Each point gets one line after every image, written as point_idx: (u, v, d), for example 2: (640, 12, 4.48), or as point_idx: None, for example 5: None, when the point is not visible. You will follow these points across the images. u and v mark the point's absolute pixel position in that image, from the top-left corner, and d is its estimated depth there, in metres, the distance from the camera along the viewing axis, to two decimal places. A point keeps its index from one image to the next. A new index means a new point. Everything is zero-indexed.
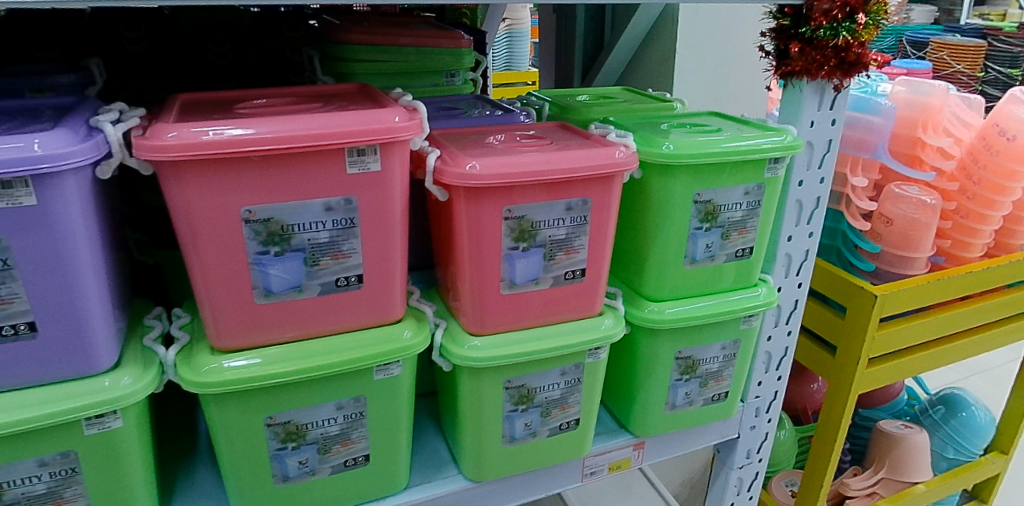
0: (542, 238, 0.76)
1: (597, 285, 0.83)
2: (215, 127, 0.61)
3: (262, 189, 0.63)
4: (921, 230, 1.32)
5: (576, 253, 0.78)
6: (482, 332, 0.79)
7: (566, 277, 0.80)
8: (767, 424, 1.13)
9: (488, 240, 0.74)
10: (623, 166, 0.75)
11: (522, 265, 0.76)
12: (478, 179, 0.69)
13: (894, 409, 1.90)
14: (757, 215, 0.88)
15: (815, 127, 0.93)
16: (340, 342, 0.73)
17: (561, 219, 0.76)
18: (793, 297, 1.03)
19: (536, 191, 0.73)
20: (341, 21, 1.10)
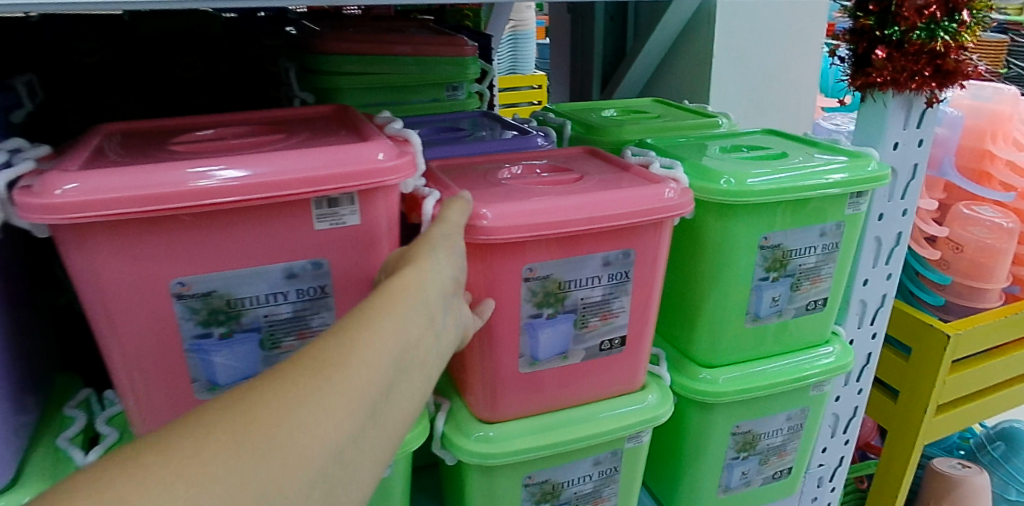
0: (572, 302, 0.59)
1: (639, 353, 0.66)
2: (133, 173, 0.45)
3: (200, 255, 0.47)
4: (995, 257, 1.14)
5: (614, 318, 0.62)
6: (498, 418, 0.63)
7: (601, 348, 0.63)
8: (831, 494, 0.95)
9: (503, 307, 0.57)
10: (676, 209, 0.59)
11: (546, 336, 0.60)
12: (491, 233, 0.53)
13: (946, 443, 1.71)
14: (834, 259, 0.71)
15: (900, 150, 0.75)
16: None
17: (597, 277, 0.59)
18: (866, 349, 0.86)
19: (566, 244, 0.57)
20: (323, 27, 0.94)
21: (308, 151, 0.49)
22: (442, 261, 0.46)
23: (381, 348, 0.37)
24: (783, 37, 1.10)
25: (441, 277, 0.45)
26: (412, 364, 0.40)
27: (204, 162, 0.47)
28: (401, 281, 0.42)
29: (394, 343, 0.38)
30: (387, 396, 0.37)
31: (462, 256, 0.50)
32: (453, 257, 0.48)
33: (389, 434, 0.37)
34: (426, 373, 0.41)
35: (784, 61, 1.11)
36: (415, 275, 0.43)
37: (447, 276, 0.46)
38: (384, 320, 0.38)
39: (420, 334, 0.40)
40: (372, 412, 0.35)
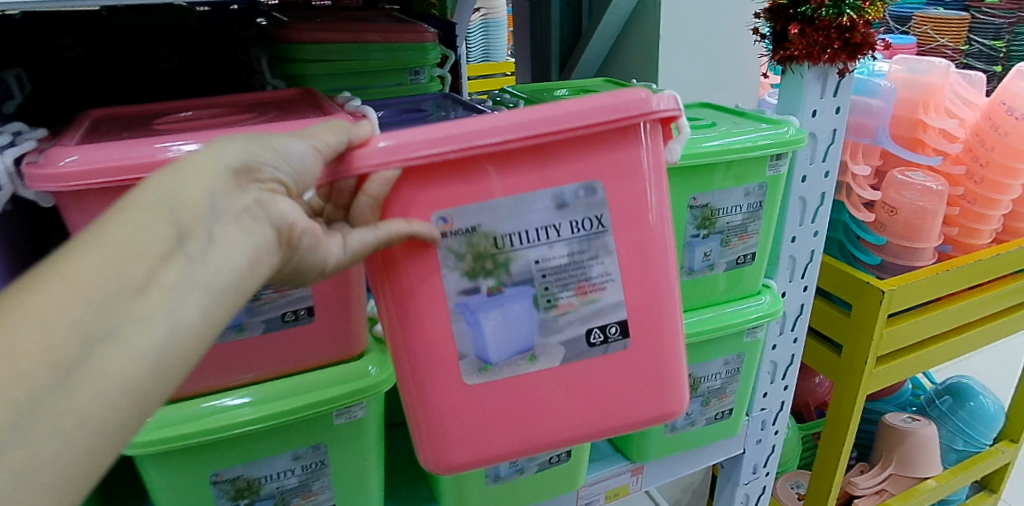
0: (520, 266, 0.53)
1: (641, 353, 0.59)
2: (122, 147, 0.52)
3: None
4: (926, 218, 1.23)
5: (599, 291, 0.56)
6: (457, 457, 0.58)
7: (586, 338, 0.57)
8: (774, 437, 1.05)
9: (429, 278, 0.52)
10: (640, 109, 0.52)
11: (493, 317, 0.54)
12: (366, 159, 0.48)
13: (899, 401, 1.79)
14: (759, 217, 0.80)
15: (818, 117, 0.83)
16: (297, 382, 0.64)
17: (548, 227, 0.53)
18: (798, 301, 0.95)
19: (492, 168, 0.51)
20: (291, 16, 1.00)
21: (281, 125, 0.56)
22: (219, 162, 0.41)
23: (78, 290, 0.34)
24: (725, 19, 1.18)
25: (212, 186, 0.40)
26: (143, 300, 0.36)
27: (185, 137, 0.54)
28: (136, 201, 0.38)
29: (102, 281, 0.35)
30: (96, 348, 0.34)
31: (276, 155, 0.43)
32: (256, 160, 0.42)
33: (98, 402, 0.34)
34: (186, 304, 0.37)
35: (727, 40, 1.19)
36: (162, 191, 0.38)
37: (228, 183, 0.41)
38: (91, 256, 0.35)
39: (156, 263, 0.36)
40: (73, 363, 0.33)
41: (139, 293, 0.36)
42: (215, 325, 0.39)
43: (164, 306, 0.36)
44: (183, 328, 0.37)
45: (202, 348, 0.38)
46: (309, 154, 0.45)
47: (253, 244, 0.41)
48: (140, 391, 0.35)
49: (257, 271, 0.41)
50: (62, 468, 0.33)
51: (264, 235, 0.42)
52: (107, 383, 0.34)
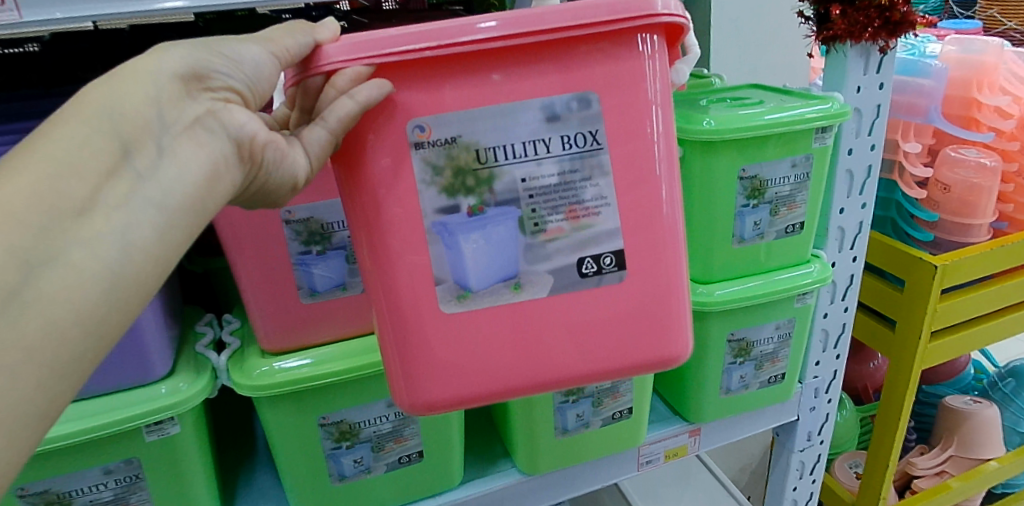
0: (506, 185, 0.54)
1: (634, 291, 0.58)
2: None
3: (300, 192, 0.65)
4: (980, 195, 1.23)
5: (592, 216, 0.56)
6: (432, 393, 0.58)
7: (580, 270, 0.57)
8: (828, 405, 1.09)
9: (404, 187, 0.53)
10: (641, 12, 0.52)
11: (473, 241, 0.55)
12: (332, 56, 0.50)
13: (960, 384, 1.72)
14: (807, 187, 0.85)
15: (862, 93, 0.88)
16: (365, 344, 0.73)
17: (538, 141, 0.54)
18: (849, 272, 0.99)
19: (471, 74, 0.52)
20: (369, 20, 1.10)
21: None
22: (162, 74, 0.44)
23: (24, 203, 0.38)
24: None
25: (157, 98, 0.43)
26: (94, 213, 0.40)
27: None
28: (74, 113, 0.41)
29: (52, 195, 0.39)
30: (44, 265, 0.38)
31: (221, 62, 0.47)
32: (201, 67, 0.46)
33: (63, 305, 0.39)
34: (138, 217, 0.42)
35: None
36: (103, 103, 0.42)
37: (174, 94, 0.44)
38: (34, 170, 0.39)
39: (100, 179, 0.40)
40: (31, 269, 0.37)
41: (87, 205, 0.40)
42: (170, 240, 0.43)
43: (111, 219, 0.41)
44: (134, 241, 0.42)
45: (156, 263, 0.43)
46: (262, 59, 0.49)
47: (205, 158, 0.45)
48: (107, 297, 0.41)
49: (213, 184, 0.46)
50: (53, 365, 0.39)
51: (213, 146, 0.46)
52: (65, 287, 0.39)
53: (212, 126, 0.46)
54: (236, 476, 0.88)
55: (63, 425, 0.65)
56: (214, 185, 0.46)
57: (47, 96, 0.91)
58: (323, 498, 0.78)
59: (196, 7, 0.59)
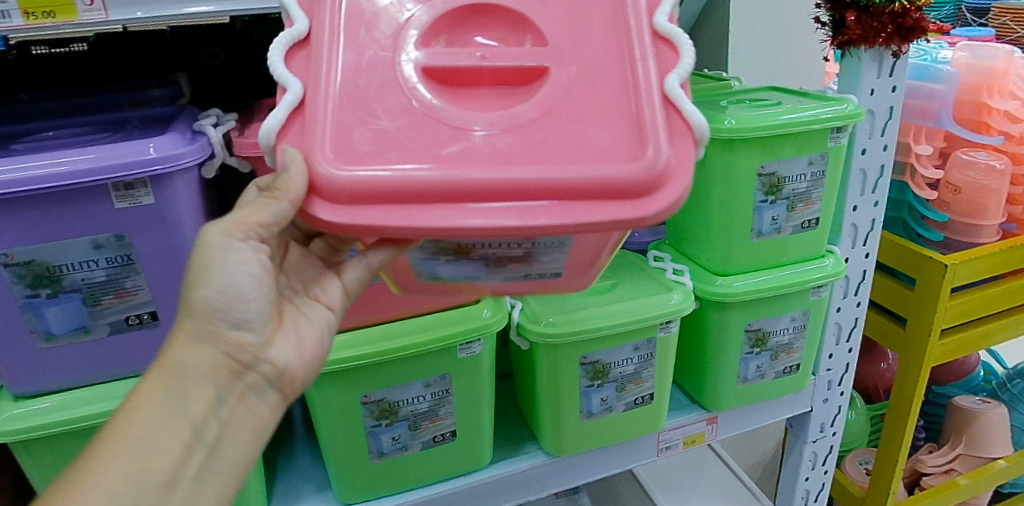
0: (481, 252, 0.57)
1: (575, 278, 0.63)
2: None
3: None
4: (989, 196, 1.26)
5: (544, 263, 0.59)
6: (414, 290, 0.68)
7: (524, 278, 0.60)
8: (840, 398, 1.12)
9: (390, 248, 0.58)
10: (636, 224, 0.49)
11: (446, 268, 0.60)
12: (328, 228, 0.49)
13: (969, 384, 1.73)
14: (823, 184, 0.89)
15: (876, 95, 0.92)
16: (395, 327, 0.78)
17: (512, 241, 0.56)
18: (861, 267, 1.03)
19: None
20: None
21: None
22: (208, 349, 0.55)
23: (127, 487, 0.47)
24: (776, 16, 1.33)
25: (208, 377, 0.54)
26: (183, 480, 0.50)
27: None
28: (148, 399, 0.51)
29: (148, 475, 0.48)
30: None
31: (243, 312, 0.57)
32: (235, 333, 0.56)
33: None
34: (208, 481, 0.52)
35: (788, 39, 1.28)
36: (165, 387, 0.52)
37: (218, 363, 0.55)
38: (128, 456, 0.48)
39: (182, 454, 0.50)
40: None
41: (170, 481, 0.49)
42: (226, 488, 0.54)
43: (191, 485, 0.50)
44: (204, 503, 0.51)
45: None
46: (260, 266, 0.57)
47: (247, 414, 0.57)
48: None
49: (256, 428, 0.58)
50: None
51: (251, 403, 0.57)
52: None
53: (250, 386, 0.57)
54: (276, 457, 0.93)
55: (108, 402, 0.67)
56: (252, 435, 0.57)
57: (101, 91, 0.96)
58: (364, 475, 0.82)
59: (226, 11, 0.64)
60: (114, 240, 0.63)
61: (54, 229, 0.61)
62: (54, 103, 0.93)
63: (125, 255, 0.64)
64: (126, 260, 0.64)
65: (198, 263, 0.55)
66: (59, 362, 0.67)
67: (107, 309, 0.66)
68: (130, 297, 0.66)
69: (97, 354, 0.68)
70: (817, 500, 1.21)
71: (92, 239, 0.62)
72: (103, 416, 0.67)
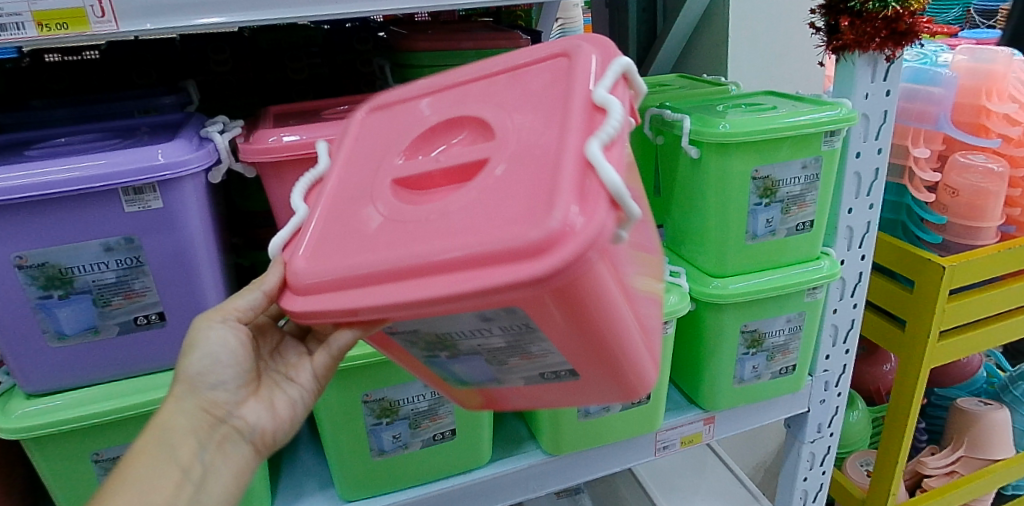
0: (470, 347, 0.51)
1: (609, 385, 0.56)
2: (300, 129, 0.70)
3: None
4: (988, 199, 1.26)
5: (541, 358, 0.51)
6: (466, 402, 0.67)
7: (543, 377, 0.55)
8: (838, 399, 1.13)
9: (394, 345, 0.56)
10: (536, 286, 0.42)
11: (459, 366, 0.56)
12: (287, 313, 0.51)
13: (972, 387, 1.72)
14: (817, 188, 0.91)
15: (870, 99, 0.93)
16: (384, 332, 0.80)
17: (482, 330, 0.48)
18: (857, 269, 1.04)
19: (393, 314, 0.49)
20: (407, 31, 1.18)
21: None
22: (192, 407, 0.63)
23: None
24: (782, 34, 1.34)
25: (190, 432, 0.61)
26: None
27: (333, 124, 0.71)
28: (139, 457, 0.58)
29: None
30: None
31: (221, 376, 0.65)
32: (214, 391, 0.64)
33: None
34: None
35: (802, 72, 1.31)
36: (159, 438, 0.60)
37: (201, 419, 0.63)
38: (131, 493, 0.56)
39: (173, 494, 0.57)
40: None
41: None
42: None
43: None
44: None
45: None
46: (236, 338, 0.66)
47: (228, 462, 0.63)
48: None
49: (241, 476, 0.65)
50: None
51: (231, 452, 0.64)
52: None
53: (230, 439, 0.64)
54: (279, 455, 0.96)
55: (121, 400, 0.70)
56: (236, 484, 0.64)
57: (114, 98, 0.99)
58: (366, 473, 0.84)
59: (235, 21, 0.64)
60: (124, 242, 0.65)
61: (66, 232, 0.63)
62: (68, 109, 0.96)
63: (134, 257, 0.66)
64: (134, 262, 0.66)
65: (190, 337, 0.65)
66: (71, 361, 0.69)
67: (116, 310, 0.68)
68: (139, 298, 0.68)
69: (107, 353, 0.70)
70: (815, 501, 1.22)
71: (102, 242, 0.64)
72: (114, 412, 0.69)
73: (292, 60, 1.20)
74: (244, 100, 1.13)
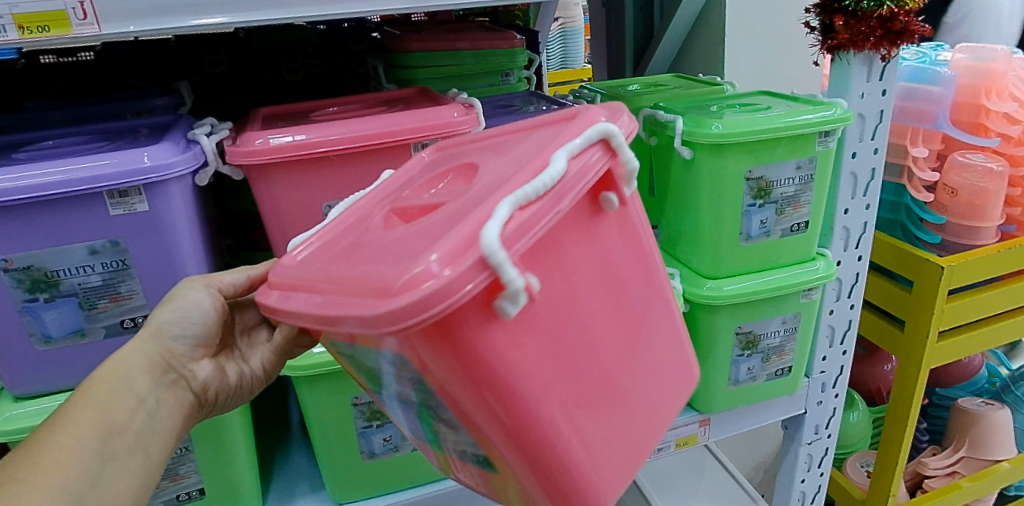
0: (398, 394, 0.50)
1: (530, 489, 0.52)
2: (288, 132, 0.69)
3: (328, 184, 0.72)
4: (988, 198, 1.25)
5: (450, 427, 0.50)
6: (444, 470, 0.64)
7: (467, 456, 0.53)
8: (835, 400, 1.13)
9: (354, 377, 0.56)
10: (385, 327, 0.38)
11: (404, 416, 0.55)
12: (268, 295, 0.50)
13: (974, 387, 1.71)
14: (812, 188, 0.90)
15: (866, 99, 0.92)
16: None
17: (394, 378, 0.47)
18: (854, 270, 1.03)
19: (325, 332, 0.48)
20: (401, 30, 1.18)
21: (374, 119, 0.72)
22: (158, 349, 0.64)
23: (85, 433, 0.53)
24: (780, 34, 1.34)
25: (149, 369, 0.62)
26: (129, 432, 0.56)
27: (320, 126, 0.71)
28: (97, 383, 0.58)
29: (101, 424, 0.55)
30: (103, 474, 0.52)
31: (191, 329, 0.66)
32: (180, 340, 0.66)
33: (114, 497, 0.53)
34: (150, 447, 0.58)
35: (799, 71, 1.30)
36: (116, 369, 0.60)
37: (157, 363, 0.63)
38: (84, 413, 0.55)
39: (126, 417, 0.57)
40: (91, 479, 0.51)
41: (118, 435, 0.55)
42: (158, 465, 0.59)
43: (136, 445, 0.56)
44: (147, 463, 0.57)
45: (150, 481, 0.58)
46: (213, 303, 0.67)
47: (178, 407, 0.64)
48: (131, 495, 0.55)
49: (183, 424, 0.65)
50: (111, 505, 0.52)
51: (181, 397, 0.64)
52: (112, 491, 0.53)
53: (182, 386, 0.65)
54: (271, 458, 0.96)
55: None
56: (179, 429, 0.64)
57: (106, 100, 0.99)
58: (357, 475, 0.84)
59: (236, 22, 0.64)
60: (110, 246, 0.65)
61: (51, 235, 0.63)
62: (61, 111, 0.96)
63: (120, 260, 0.66)
64: (120, 265, 0.66)
65: (168, 293, 0.66)
66: (58, 364, 0.69)
67: (102, 313, 0.68)
68: (126, 301, 0.68)
69: (95, 357, 0.70)
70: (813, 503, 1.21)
71: (88, 245, 0.64)
72: None
73: (287, 62, 1.20)
74: (238, 101, 1.13)
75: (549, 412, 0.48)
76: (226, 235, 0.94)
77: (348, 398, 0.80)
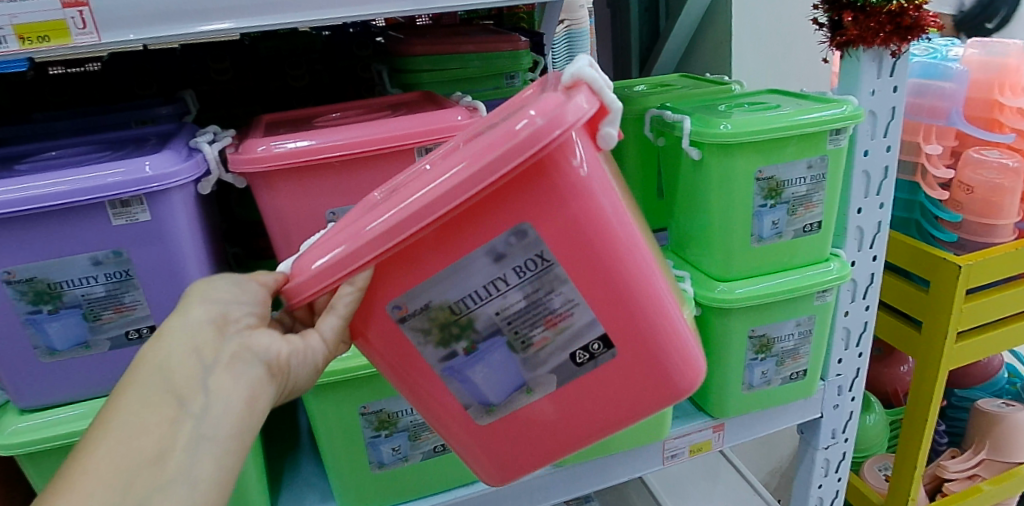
0: (487, 323, 0.51)
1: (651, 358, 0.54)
2: (288, 139, 0.68)
3: (330, 190, 0.71)
4: (1004, 195, 1.22)
5: (566, 318, 0.51)
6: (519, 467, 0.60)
7: (576, 360, 0.53)
8: (852, 403, 1.10)
9: (413, 361, 0.54)
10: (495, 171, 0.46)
11: (479, 374, 0.54)
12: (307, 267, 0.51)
13: (994, 387, 1.66)
14: (824, 187, 0.88)
15: (876, 96, 0.91)
16: None
17: (496, 279, 0.49)
18: (868, 271, 1.01)
19: (397, 267, 0.50)
20: (405, 34, 1.17)
21: (376, 124, 0.71)
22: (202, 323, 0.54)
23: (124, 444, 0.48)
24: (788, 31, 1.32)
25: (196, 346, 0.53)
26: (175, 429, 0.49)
27: (321, 132, 0.70)
28: (140, 374, 0.52)
29: (141, 428, 0.49)
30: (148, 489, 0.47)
31: (236, 303, 0.56)
32: (231, 312, 0.56)
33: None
34: (207, 439, 0.51)
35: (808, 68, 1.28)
36: (159, 355, 0.52)
37: (208, 334, 0.54)
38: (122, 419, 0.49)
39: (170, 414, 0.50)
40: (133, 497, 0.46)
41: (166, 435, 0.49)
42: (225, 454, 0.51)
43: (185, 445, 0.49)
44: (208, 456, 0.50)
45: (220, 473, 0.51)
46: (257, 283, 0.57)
47: (245, 384, 0.54)
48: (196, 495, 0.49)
49: (253, 406, 0.55)
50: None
51: (248, 372, 0.55)
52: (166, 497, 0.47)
53: (247, 357, 0.55)
54: (280, 469, 0.95)
55: None
56: (255, 405, 0.55)
57: (111, 110, 0.98)
58: (365, 485, 0.83)
59: (236, 29, 0.63)
60: (112, 256, 0.64)
61: (53, 247, 0.62)
62: (67, 122, 0.96)
63: (123, 270, 0.65)
64: (123, 275, 0.66)
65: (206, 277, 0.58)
66: (63, 376, 0.68)
67: (107, 324, 0.67)
68: (129, 312, 0.67)
69: (99, 369, 0.69)
70: None
71: (90, 256, 0.63)
72: None
73: (292, 68, 1.19)
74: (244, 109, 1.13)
75: (645, 270, 0.52)
76: (232, 244, 0.94)
77: (356, 406, 0.78)
